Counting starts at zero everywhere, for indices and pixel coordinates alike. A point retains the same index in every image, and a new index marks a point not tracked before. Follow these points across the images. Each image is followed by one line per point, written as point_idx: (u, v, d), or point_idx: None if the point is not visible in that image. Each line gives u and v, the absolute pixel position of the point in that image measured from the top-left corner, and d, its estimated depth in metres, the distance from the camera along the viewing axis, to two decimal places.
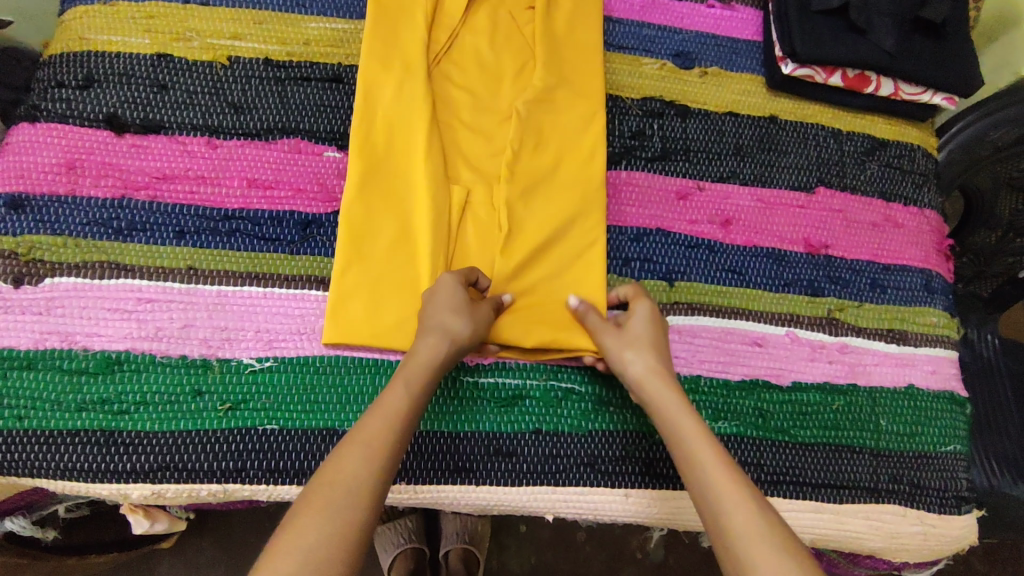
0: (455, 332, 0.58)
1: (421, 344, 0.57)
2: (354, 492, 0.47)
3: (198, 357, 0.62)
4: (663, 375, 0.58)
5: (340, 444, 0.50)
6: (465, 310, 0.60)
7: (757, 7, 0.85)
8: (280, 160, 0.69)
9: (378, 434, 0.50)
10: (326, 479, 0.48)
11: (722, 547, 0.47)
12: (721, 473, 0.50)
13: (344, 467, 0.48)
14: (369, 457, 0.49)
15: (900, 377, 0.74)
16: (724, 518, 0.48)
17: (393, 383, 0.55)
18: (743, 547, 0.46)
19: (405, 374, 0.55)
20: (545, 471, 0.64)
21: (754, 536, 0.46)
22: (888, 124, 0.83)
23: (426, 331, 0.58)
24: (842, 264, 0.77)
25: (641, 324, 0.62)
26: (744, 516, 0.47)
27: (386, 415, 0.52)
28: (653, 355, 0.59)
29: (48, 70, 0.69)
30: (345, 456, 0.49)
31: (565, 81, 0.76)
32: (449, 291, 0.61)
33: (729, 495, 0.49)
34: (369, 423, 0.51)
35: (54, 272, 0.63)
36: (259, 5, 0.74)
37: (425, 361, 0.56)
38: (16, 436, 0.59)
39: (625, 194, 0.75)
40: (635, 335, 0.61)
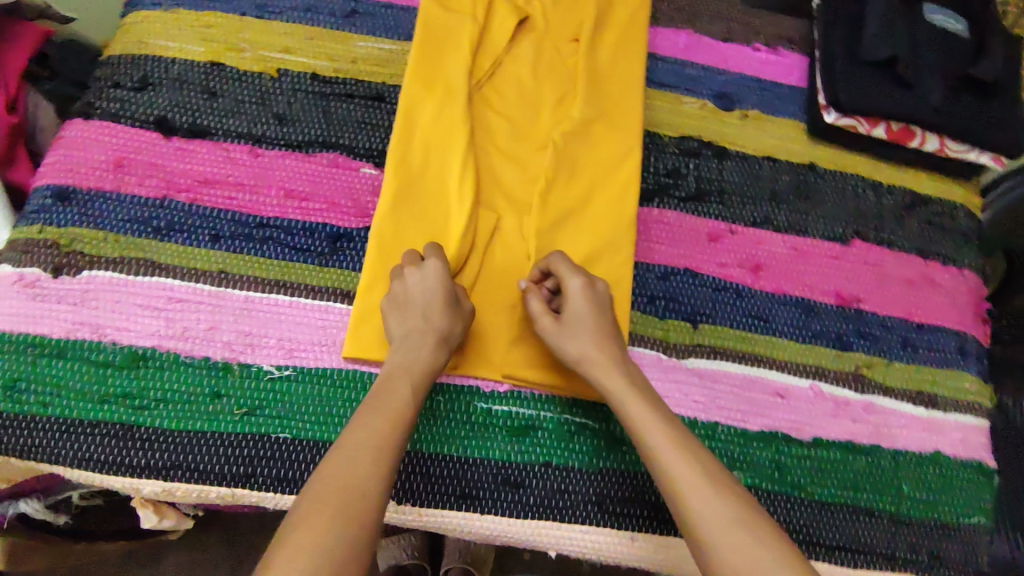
0: (455, 338, 0.62)
1: (421, 348, 0.60)
2: (367, 494, 0.50)
3: (220, 360, 0.63)
4: (610, 365, 0.61)
5: (343, 446, 0.53)
6: (463, 315, 0.64)
7: (803, 54, 0.85)
8: (317, 173, 0.71)
9: (386, 438, 0.53)
10: (337, 479, 0.50)
11: (685, 526, 0.52)
12: (677, 457, 0.54)
13: (355, 470, 0.51)
14: (377, 460, 0.52)
15: (927, 442, 0.72)
16: (683, 500, 0.52)
17: (397, 387, 0.58)
18: (703, 525, 0.51)
19: (410, 379, 0.58)
20: (551, 505, 0.63)
21: (714, 514, 0.51)
22: (932, 180, 0.82)
23: (428, 335, 0.61)
24: (874, 320, 0.75)
25: (581, 307, 0.64)
26: (702, 496, 0.52)
27: (390, 418, 0.55)
28: (593, 342, 0.62)
29: (106, 70, 0.72)
30: (355, 458, 0.52)
31: (603, 115, 0.76)
32: (450, 292, 0.63)
33: (686, 476, 0.53)
34: (374, 426, 0.54)
35: (92, 265, 0.64)
36: (310, 21, 0.76)
37: (428, 367, 0.60)
38: (38, 421, 0.60)
39: (655, 231, 0.74)
40: (575, 325, 0.63)
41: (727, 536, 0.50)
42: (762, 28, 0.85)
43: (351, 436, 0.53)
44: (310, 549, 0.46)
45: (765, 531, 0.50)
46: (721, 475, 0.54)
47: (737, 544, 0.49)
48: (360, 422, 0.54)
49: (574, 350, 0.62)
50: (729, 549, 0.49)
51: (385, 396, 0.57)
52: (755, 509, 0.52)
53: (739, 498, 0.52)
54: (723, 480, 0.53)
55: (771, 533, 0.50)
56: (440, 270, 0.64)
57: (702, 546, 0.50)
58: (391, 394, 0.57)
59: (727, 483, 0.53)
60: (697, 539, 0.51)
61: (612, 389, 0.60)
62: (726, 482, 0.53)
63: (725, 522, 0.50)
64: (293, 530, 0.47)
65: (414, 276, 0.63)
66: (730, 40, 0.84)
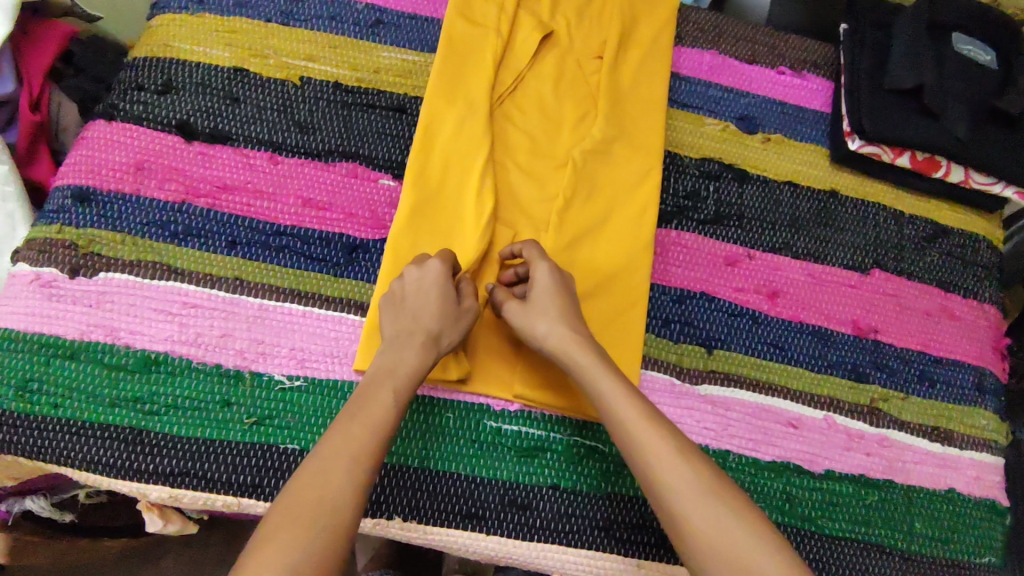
0: (444, 340, 0.61)
1: (406, 349, 0.60)
2: (338, 507, 0.51)
3: (231, 368, 0.63)
4: (577, 345, 0.61)
5: (320, 455, 0.53)
6: (457, 317, 0.63)
7: (828, 78, 0.84)
8: (335, 183, 0.71)
9: (363, 447, 0.54)
10: (311, 490, 0.51)
11: (656, 499, 0.53)
12: (647, 432, 0.55)
13: (328, 481, 0.52)
14: (352, 472, 0.53)
15: (941, 479, 0.71)
16: (654, 474, 0.53)
17: (379, 392, 0.57)
18: (674, 496, 0.52)
19: (391, 384, 0.58)
20: (557, 528, 0.62)
21: (683, 487, 0.52)
22: (955, 212, 0.80)
23: (415, 337, 0.61)
24: (891, 352, 0.74)
25: (547, 290, 0.63)
26: (673, 469, 0.53)
27: (369, 428, 0.55)
28: (560, 324, 0.62)
29: (130, 72, 0.72)
30: (330, 469, 0.52)
31: (624, 134, 0.76)
32: (444, 293, 0.63)
33: (655, 450, 0.54)
34: (351, 434, 0.54)
35: (109, 267, 0.65)
36: (335, 30, 0.76)
37: (410, 369, 0.59)
38: (49, 422, 0.60)
39: (672, 253, 0.74)
40: (540, 307, 0.62)
41: (697, 506, 0.51)
42: (787, 51, 0.84)
43: (330, 443, 0.54)
44: (276, 563, 0.47)
45: (733, 500, 0.52)
46: (691, 449, 0.55)
47: (708, 513, 0.51)
48: (340, 430, 0.55)
49: (544, 330, 0.62)
50: (700, 518, 0.51)
51: (366, 401, 0.57)
52: (723, 478, 0.54)
53: (708, 467, 0.54)
54: (692, 451, 0.55)
55: (738, 501, 0.52)
56: (437, 269, 0.63)
57: (675, 517, 0.52)
58: (373, 400, 0.57)
59: (698, 457, 0.54)
60: (668, 511, 0.52)
61: (584, 367, 0.59)
62: (694, 452, 0.55)
63: (697, 494, 0.52)
64: (263, 542, 0.49)
65: (411, 273, 0.64)
66: (755, 62, 0.83)
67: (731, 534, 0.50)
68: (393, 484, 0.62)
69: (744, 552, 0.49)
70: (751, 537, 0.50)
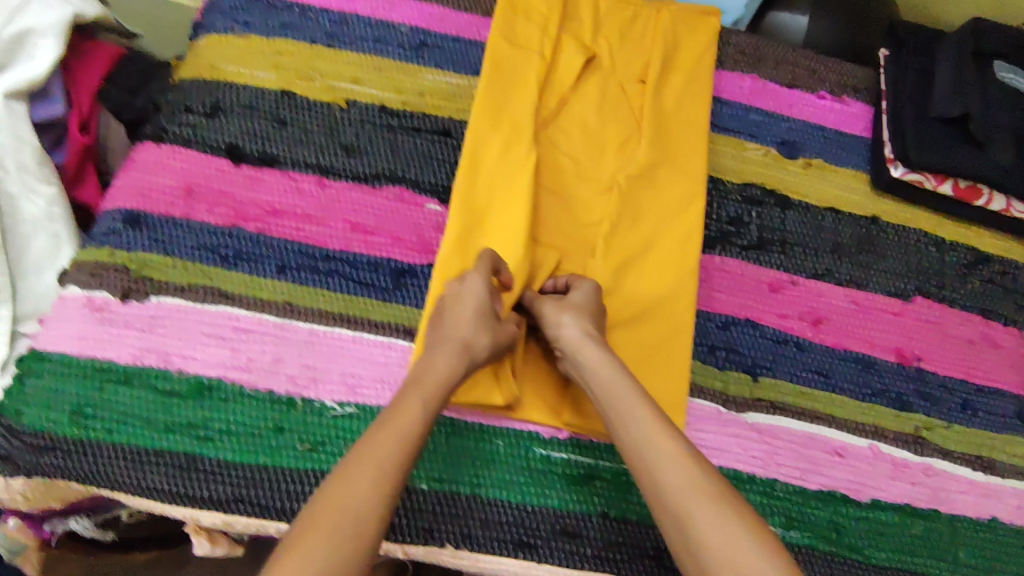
0: (477, 350, 0.61)
1: (438, 358, 0.59)
2: (361, 516, 0.50)
3: (283, 394, 0.63)
4: (599, 343, 0.62)
5: (347, 462, 0.52)
6: (493, 328, 0.62)
7: (868, 103, 0.84)
8: (383, 207, 0.71)
9: (389, 458, 0.53)
10: (335, 497, 0.50)
11: (660, 502, 0.53)
12: (657, 434, 0.55)
13: (352, 490, 0.51)
14: (377, 481, 0.52)
15: (984, 508, 0.71)
16: (660, 476, 0.54)
17: (408, 400, 0.56)
18: (679, 499, 0.52)
19: (421, 392, 0.57)
20: (607, 557, 0.63)
21: (690, 491, 0.52)
22: (997, 239, 0.80)
23: (449, 346, 0.60)
24: (934, 381, 0.74)
25: (585, 289, 0.65)
26: (680, 471, 0.53)
27: (395, 436, 0.54)
28: (587, 321, 0.63)
29: (177, 94, 0.72)
30: (355, 477, 0.51)
31: (668, 158, 0.76)
32: (480, 303, 0.62)
33: (665, 452, 0.54)
34: (377, 442, 0.53)
35: (161, 291, 0.65)
36: (380, 52, 0.76)
37: (443, 378, 0.59)
38: (105, 448, 0.61)
39: (716, 280, 0.74)
40: (573, 301, 0.64)
41: (704, 512, 0.51)
42: (828, 75, 0.84)
43: (357, 451, 0.53)
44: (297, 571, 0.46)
45: (739, 510, 0.52)
46: (702, 458, 0.55)
47: (712, 520, 0.51)
48: (369, 438, 0.54)
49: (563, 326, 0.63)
50: (704, 524, 0.51)
51: (396, 409, 0.56)
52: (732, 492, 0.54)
53: (716, 476, 0.54)
54: (701, 460, 0.55)
55: (745, 513, 0.52)
56: (476, 279, 0.63)
57: (679, 521, 0.52)
58: (402, 409, 0.56)
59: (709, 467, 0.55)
60: (672, 514, 0.52)
61: (600, 365, 0.60)
62: (704, 462, 0.55)
63: (705, 499, 0.52)
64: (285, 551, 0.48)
65: (452, 286, 0.64)
66: (797, 87, 0.83)
67: (734, 543, 0.50)
68: (445, 512, 0.62)
69: (745, 561, 0.49)
70: (755, 549, 0.49)
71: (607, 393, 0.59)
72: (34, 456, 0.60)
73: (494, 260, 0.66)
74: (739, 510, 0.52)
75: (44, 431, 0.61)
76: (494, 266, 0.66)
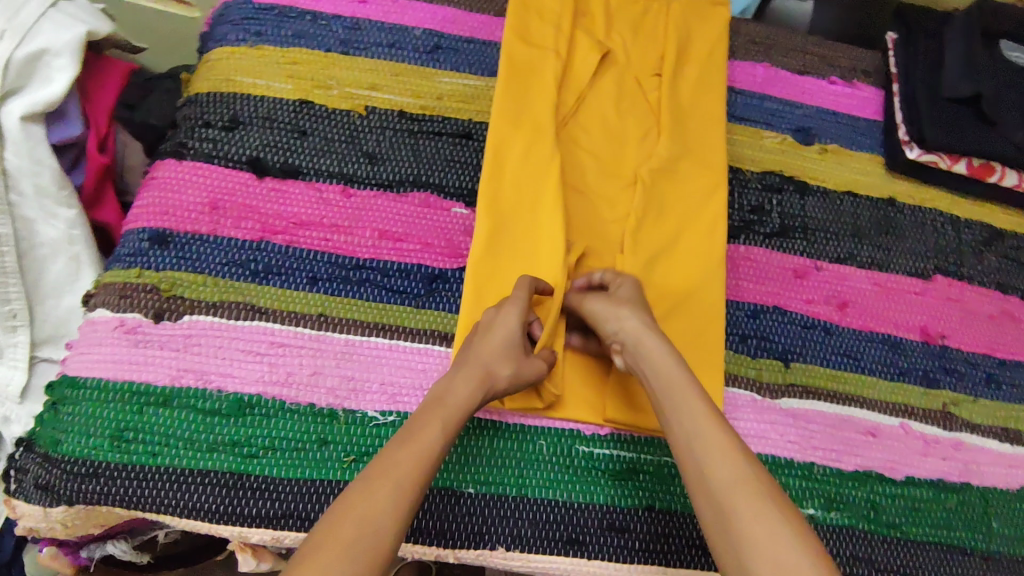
0: (498, 381, 0.59)
1: (459, 384, 0.58)
2: (381, 531, 0.48)
3: (325, 407, 0.63)
4: (659, 336, 0.62)
5: (365, 476, 0.51)
6: (518, 360, 0.60)
7: (878, 86, 0.85)
8: (410, 214, 0.71)
9: (409, 475, 0.51)
10: (355, 509, 0.48)
11: (703, 491, 0.53)
12: (707, 424, 0.55)
13: (374, 504, 0.49)
14: (396, 496, 0.50)
15: (1013, 478, 0.72)
16: (707, 466, 0.54)
17: (428, 423, 0.55)
18: (724, 489, 0.52)
19: (440, 416, 0.55)
20: (656, 549, 0.63)
21: (738, 488, 0.52)
22: (1010, 215, 0.82)
23: (470, 372, 0.59)
24: (959, 357, 0.75)
25: (631, 288, 0.66)
26: (728, 461, 0.53)
27: (417, 453, 0.52)
28: (643, 314, 0.64)
29: (194, 108, 0.71)
30: (374, 491, 0.49)
31: (689, 151, 0.76)
32: (506, 334, 0.61)
33: (715, 442, 0.54)
34: (397, 459, 0.52)
35: (193, 310, 0.64)
36: (396, 57, 0.76)
37: (460, 404, 0.57)
38: (149, 471, 0.60)
39: (743, 269, 0.75)
40: (624, 296, 0.65)
41: (750, 507, 0.51)
42: (837, 60, 0.85)
43: (376, 466, 0.51)
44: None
45: (787, 513, 0.51)
46: (754, 459, 0.54)
47: (759, 517, 0.50)
48: (388, 456, 0.52)
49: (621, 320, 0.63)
50: (749, 515, 0.50)
51: (415, 428, 0.54)
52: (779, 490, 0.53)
53: (763, 472, 0.53)
54: (749, 454, 0.54)
55: (789, 510, 0.51)
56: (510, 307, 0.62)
57: (723, 511, 0.51)
58: (422, 429, 0.54)
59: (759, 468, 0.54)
60: (717, 504, 0.52)
61: (659, 360, 0.60)
62: (751, 457, 0.54)
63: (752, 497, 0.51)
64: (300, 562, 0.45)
65: (489, 312, 0.63)
66: (808, 73, 0.84)
67: (778, 538, 0.49)
68: (495, 514, 0.62)
69: (790, 561, 0.47)
70: (798, 545, 0.48)
71: (661, 383, 0.59)
72: (76, 483, 0.59)
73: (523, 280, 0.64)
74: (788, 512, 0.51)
75: (83, 458, 0.60)
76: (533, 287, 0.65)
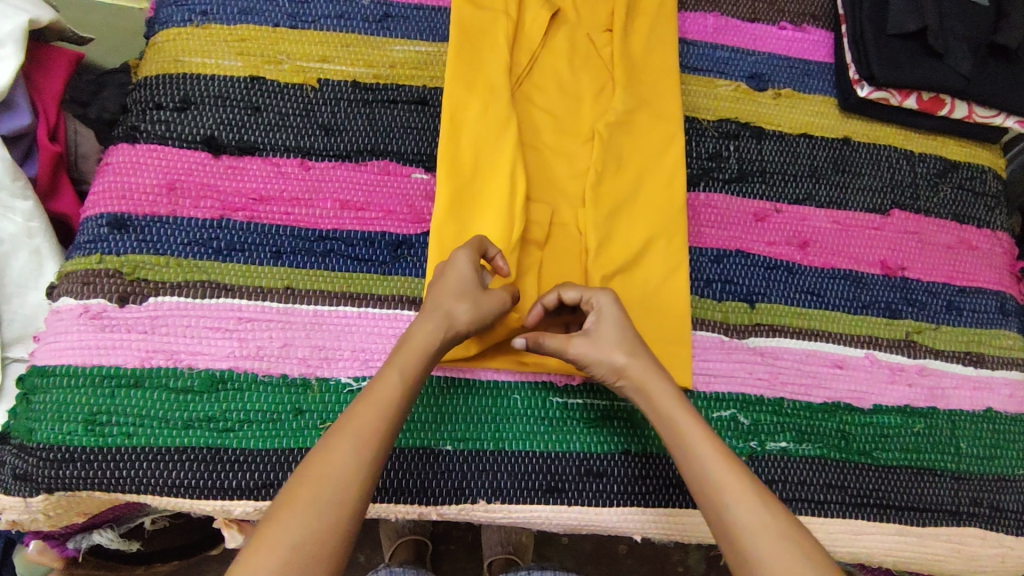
0: (459, 319, 0.58)
1: (418, 327, 0.57)
2: (342, 486, 0.48)
3: (298, 377, 0.64)
4: (661, 374, 0.57)
5: (329, 435, 0.50)
6: (474, 296, 0.59)
7: (828, 29, 0.85)
8: (370, 182, 0.71)
9: (367, 428, 0.50)
10: (314, 469, 0.48)
11: (726, 539, 0.50)
12: (724, 470, 0.51)
13: (331, 460, 0.49)
14: (356, 455, 0.49)
15: (978, 400, 0.75)
16: (728, 513, 0.50)
17: (386, 370, 0.54)
18: (748, 537, 0.48)
19: (400, 363, 0.54)
20: (634, 491, 0.65)
21: (755, 528, 0.49)
22: (961, 146, 0.83)
23: (430, 314, 0.57)
24: (919, 287, 0.77)
25: (612, 320, 0.59)
26: (746, 505, 0.50)
27: (375, 407, 0.52)
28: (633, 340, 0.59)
29: (145, 91, 0.70)
30: (333, 446, 0.49)
31: (644, 103, 0.76)
32: (459, 275, 0.59)
33: (731, 487, 0.51)
34: (354, 412, 0.51)
35: (158, 291, 0.64)
36: (345, 28, 0.75)
37: (421, 345, 0.56)
38: (125, 452, 0.60)
39: (704, 215, 0.76)
40: (611, 338, 0.58)
41: (769, 548, 0.48)
42: (787, 5, 0.85)
43: (337, 425, 0.51)
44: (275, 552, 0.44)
45: (806, 547, 0.48)
46: (770, 494, 0.51)
47: (776, 555, 0.47)
48: (348, 413, 0.52)
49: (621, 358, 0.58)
50: (769, 555, 0.47)
51: (374, 382, 0.53)
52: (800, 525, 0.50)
53: (787, 514, 0.50)
54: (769, 495, 0.51)
55: (815, 552, 0.48)
56: (466, 260, 0.60)
57: (748, 562, 0.48)
58: (380, 381, 0.53)
59: (776, 503, 0.50)
60: (734, 547, 0.49)
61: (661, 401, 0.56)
62: (774, 500, 0.51)
63: (770, 534, 0.48)
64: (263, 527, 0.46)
65: (440, 265, 0.61)
66: (758, 20, 0.84)
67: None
68: (474, 468, 0.64)
69: None
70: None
71: (667, 429, 0.55)
72: (53, 470, 0.60)
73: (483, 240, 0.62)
74: (809, 545, 0.48)
75: (59, 444, 0.60)
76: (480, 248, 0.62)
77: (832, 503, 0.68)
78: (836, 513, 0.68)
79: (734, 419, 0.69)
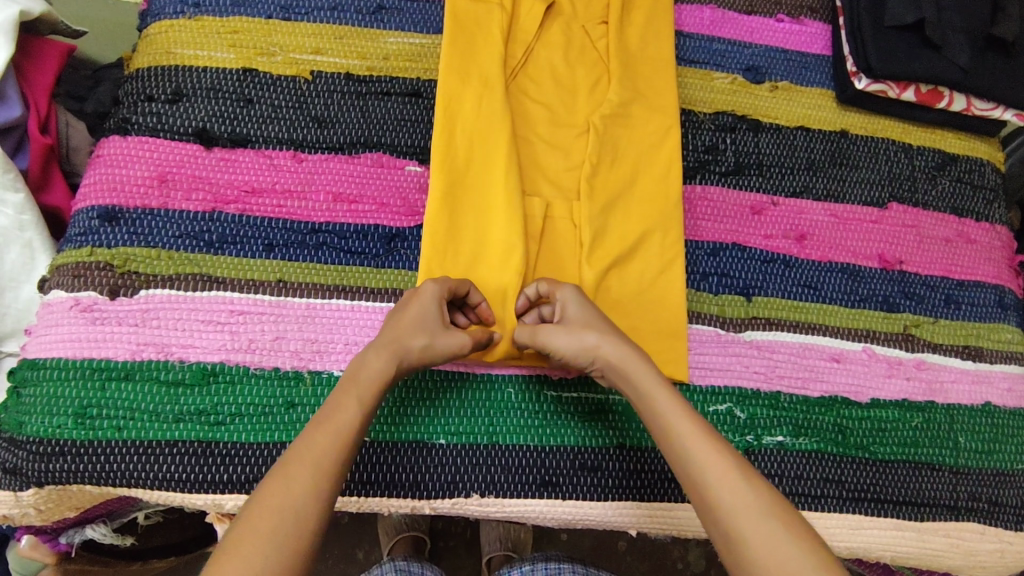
0: (411, 353, 0.55)
1: (372, 356, 0.54)
2: (299, 517, 0.45)
3: (290, 369, 0.64)
4: (639, 357, 0.56)
5: (281, 464, 0.47)
6: (433, 333, 0.57)
7: (826, 22, 0.85)
8: (363, 175, 0.70)
9: (327, 457, 0.48)
10: (270, 498, 0.45)
11: (711, 522, 0.49)
12: (704, 448, 0.50)
13: (290, 488, 0.46)
14: (315, 481, 0.47)
15: (977, 395, 0.74)
16: (711, 493, 0.49)
17: (343, 397, 0.51)
18: (732, 518, 0.47)
19: (357, 390, 0.52)
20: (629, 485, 0.64)
21: (738, 506, 0.47)
22: (959, 139, 0.83)
23: (381, 345, 0.55)
24: (916, 280, 0.77)
25: (580, 310, 0.60)
26: (728, 483, 0.48)
27: (334, 434, 0.49)
28: (606, 328, 0.58)
29: (136, 83, 0.70)
30: (291, 476, 0.46)
31: (641, 96, 0.75)
32: (418, 311, 0.57)
33: (712, 466, 0.49)
34: (311, 440, 0.48)
35: (149, 284, 0.64)
36: (338, 20, 0.74)
37: (375, 378, 0.53)
38: (115, 446, 0.60)
39: (701, 209, 0.75)
40: (583, 327, 0.58)
41: (754, 526, 0.46)
42: None
43: (291, 454, 0.48)
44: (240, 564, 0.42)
45: (792, 523, 0.47)
46: (753, 471, 0.50)
47: (761, 534, 0.46)
48: (303, 440, 0.49)
49: (595, 339, 0.57)
50: (755, 533, 0.46)
51: (330, 409, 0.51)
52: (786, 503, 0.49)
53: (768, 489, 0.49)
54: (752, 472, 0.50)
55: (798, 524, 0.47)
56: (432, 294, 0.58)
57: (732, 538, 0.47)
58: (335, 408, 0.51)
59: (760, 479, 0.50)
60: (719, 525, 0.48)
61: (640, 383, 0.55)
62: (756, 476, 0.50)
63: (753, 510, 0.47)
64: (239, 526, 0.44)
65: (407, 292, 0.60)
66: (754, 13, 0.83)
67: (790, 564, 0.44)
68: (467, 462, 0.63)
69: None
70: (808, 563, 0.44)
71: (647, 411, 0.54)
72: (43, 463, 0.59)
73: (460, 282, 0.62)
74: (794, 520, 0.47)
75: (48, 437, 0.60)
76: (451, 288, 0.61)
77: (828, 498, 0.68)
78: (833, 507, 0.68)
79: (730, 413, 0.69)
